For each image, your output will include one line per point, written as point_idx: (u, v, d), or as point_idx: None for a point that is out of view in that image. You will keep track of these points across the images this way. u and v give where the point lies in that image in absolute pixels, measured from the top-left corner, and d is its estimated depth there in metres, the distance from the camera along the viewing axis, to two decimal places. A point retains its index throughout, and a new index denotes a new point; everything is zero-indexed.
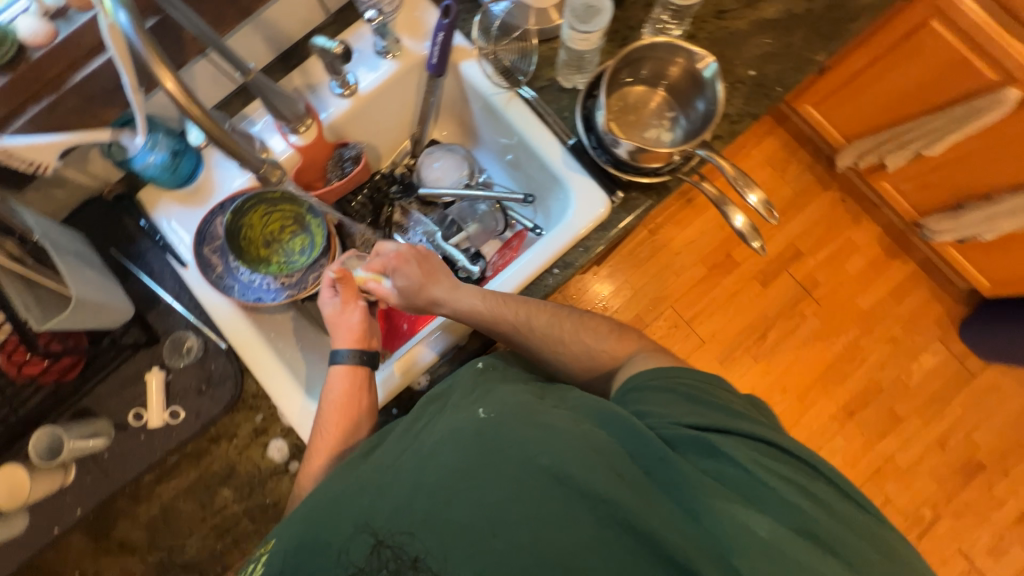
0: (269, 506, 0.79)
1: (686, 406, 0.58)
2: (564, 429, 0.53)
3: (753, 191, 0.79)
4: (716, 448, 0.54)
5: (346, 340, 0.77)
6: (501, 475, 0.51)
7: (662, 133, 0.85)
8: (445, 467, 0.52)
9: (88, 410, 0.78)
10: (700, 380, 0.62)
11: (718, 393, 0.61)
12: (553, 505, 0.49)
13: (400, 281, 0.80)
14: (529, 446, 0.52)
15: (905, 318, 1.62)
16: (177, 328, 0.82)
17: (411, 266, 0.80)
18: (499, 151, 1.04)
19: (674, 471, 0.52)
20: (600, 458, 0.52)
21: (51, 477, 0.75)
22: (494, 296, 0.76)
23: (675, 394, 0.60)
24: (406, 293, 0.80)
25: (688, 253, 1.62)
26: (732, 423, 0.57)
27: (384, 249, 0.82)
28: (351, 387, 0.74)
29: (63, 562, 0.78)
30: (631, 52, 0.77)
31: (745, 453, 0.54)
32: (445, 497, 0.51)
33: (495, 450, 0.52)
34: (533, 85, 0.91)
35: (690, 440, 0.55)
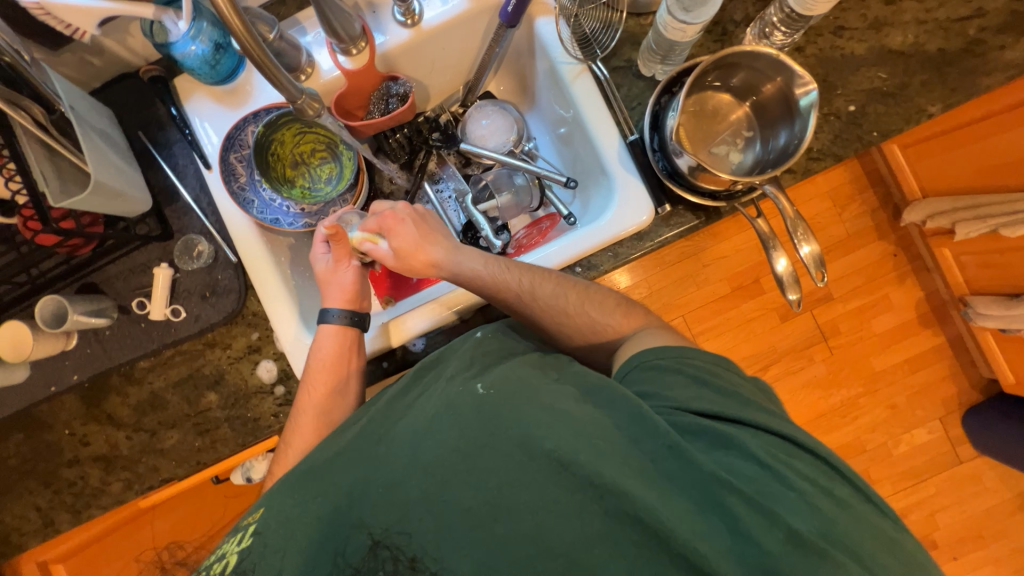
0: (250, 420, 0.83)
1: (698, 389, 0.56)
2: (570, 412, 0.52)
3: (808, 243, 0.72)
4: (732, 439, 0.51)
5: (337, 300, 0.78)
6: (503, 454, 0.50)
7: (732, 152, 0.77)
8: (442, 449, 0.51)
9: (98, 286, 0.81)
10: (705, 359, 0.60)
11: (727, 373, 0.59)
12: (555, 492, 0.48)
13: (397, 238, 0.78)
14: (532, 427, 0.50)
15: (914, 390, 1.57)
16: (193, 229, 0.82)
17: (407, 224, 0.78)
18: (554, 122, 0.97)
19: (689, 462, 0.49)
20: (606, 445, 0.50)
21: (54, 341, 0.78)
22: (495, 262, 0.74)
23: (680, 374, 0.58)
24: (403, 253, 0.77)
25: (715, 270, 1.56)
26: (746, 410, 0.55)
27: (382, 207, 0.81)
28: (343, 348, 0.75)
29: (54, 418, 0.84)
30: (727, 55, 0.68)
31: (760, 442, 0.52)
32: (440, 478, 0.50)
33: (493, 427, 0.51)
34: (607, 62, 0.83)
35: (701, 429, 0.52)
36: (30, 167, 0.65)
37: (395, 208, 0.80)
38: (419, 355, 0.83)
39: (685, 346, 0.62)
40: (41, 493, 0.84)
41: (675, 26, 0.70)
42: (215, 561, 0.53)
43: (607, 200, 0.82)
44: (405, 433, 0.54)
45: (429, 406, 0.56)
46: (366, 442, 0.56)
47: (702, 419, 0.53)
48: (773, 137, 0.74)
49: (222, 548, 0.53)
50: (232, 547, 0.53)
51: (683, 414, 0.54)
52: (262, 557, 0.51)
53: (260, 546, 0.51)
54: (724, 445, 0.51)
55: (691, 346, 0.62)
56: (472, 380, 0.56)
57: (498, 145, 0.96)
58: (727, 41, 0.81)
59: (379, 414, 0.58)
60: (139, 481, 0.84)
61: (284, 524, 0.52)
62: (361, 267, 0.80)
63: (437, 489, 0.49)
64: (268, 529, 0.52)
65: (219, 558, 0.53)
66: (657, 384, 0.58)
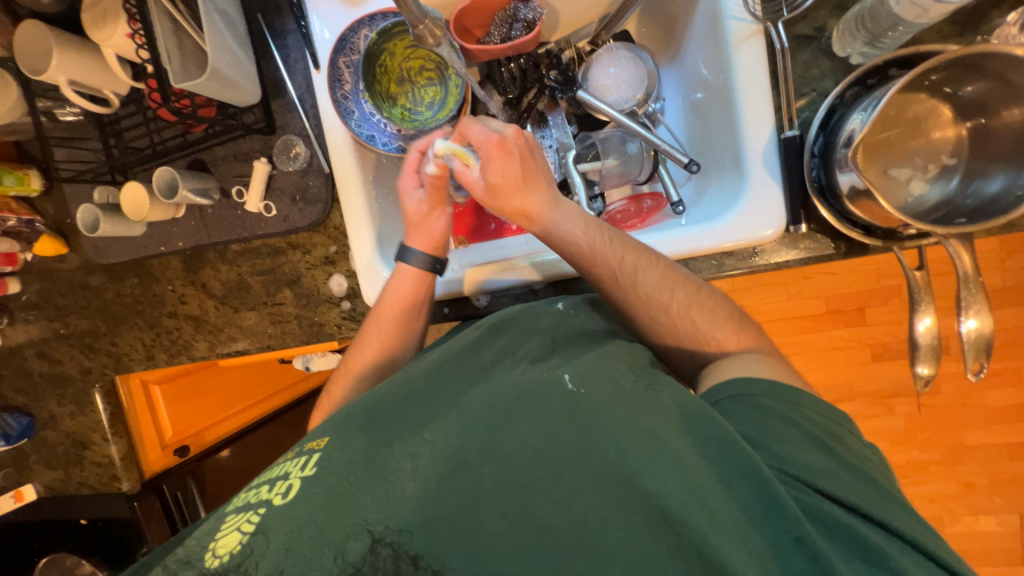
0: (318, 325, 0.88)
1: (818, 454, 0.49)
2: (676, 451, 0.46)
3: (976, 316, 0.58)
4: (862, 538, 0.44)
5: (421, 243, 0.77)
6: (602, 484, 0.45)
7: (915, 178, 0.62)
8: (523, 447, 0.47)
9: (206, 165, 0.85)
10: (825, 416, 0.53)
11: (845, 437, 0.52)
12: (655, 550, 0.42)
13: (490, 176, 0.68)
14: (636, 458, 0.45)
15: (1001, 478, 1.42)
16: (294, 128, 0.83)
17: (514, 158, 0.68)
18: (691, 85, 0.82)
19: (815, 559, 0.42)
20: (718, 507, 0.44)
21: (166, 208, 0.85)
22: (599, 231, 0.67)
23: (790, 423, 0.51)
24: (496, 192, 0.69)
25: (817, 285, 1.38)
26: (881, 503, 0.47)
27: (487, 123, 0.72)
28: (418, 291, 0.76)
29: (162, 273, 0.94)
30: (965, 54, 0.50)
31: (898, 550, 0.44)
32: (524, 480, 0.46)
33: (588, 440, 0.47)
34: (790, 27, 0.66)
35: (821, 511, 0.45)
36: (158, 42, 0.66)
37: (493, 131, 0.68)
38: (479, 311, 0.82)
39: (799, 387, 0.55)
40: (146, 332, 0.98)
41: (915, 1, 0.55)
42: (278, 480, 0.51)
43: (729, 201, 0.70)
44: (473, 399, 0.55)
45: (497, 384, 0.56)
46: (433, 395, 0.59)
47: (822, 500, 0.46)
48: (982, 176, 0.57)
49: (286, 467, 0.53)
50: (295, 471, 0.51)
51: (808, 490, 0.46)
52: (319, 494, 0.48)
53: (320, 479, 0.49)
54: (852, 544, 0.44)
55: (805, 392, 0.55)
56: (562, 374, 0.53)
57: (620, 98, 0.84)
58: (970, 27, 0.60)
59: (448, 370, 0.61)
60: (219, 345, 0.94)
61: (346, 464, 0.50)
62: (452, 215, 0.79)
63: (515, 493, 0.46)
64: (331, 463, 0.50)
65: (283, 480, 0.51)
66: (770, 434, 0.50)
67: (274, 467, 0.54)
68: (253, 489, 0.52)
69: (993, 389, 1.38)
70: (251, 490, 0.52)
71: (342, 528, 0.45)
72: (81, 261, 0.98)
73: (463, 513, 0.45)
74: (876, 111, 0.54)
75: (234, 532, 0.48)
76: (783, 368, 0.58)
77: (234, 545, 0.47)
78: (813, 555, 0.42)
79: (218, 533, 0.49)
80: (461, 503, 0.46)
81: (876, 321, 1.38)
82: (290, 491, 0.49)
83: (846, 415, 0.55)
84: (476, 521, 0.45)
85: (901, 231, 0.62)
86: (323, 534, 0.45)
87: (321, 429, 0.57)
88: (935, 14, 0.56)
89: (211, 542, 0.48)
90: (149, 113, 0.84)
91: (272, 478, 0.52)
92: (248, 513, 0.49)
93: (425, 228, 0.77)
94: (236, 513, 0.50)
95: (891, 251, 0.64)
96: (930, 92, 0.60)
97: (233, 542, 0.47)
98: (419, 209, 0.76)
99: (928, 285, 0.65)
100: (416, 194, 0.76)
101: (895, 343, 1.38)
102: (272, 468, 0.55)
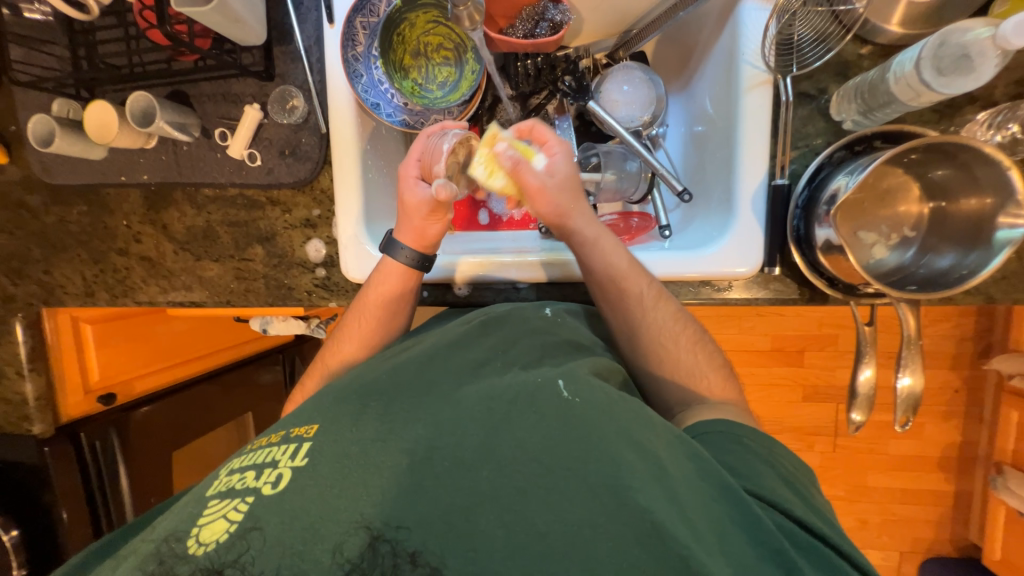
0: (285, 287, 0.84)
1: (788, 489, 0.51)
2: (666, 465, 0.46)
3: (910, 374, 0.65)
4: (829, 558, 0.45)
5: (410, 239, 0.72)
6: (593, 493, 0.43)
7: (878, 244, 0.68)
8: (521, 451, 0.45)
9: (188, 99, 0.80)
10: (791, 462, 0.56)
11: (807, 485, 0.55)
12: (638, 556, 0.40)
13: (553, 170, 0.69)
14: (627, 470, 0.44)
15: (891, 519, 1.58)
16: (295, 80, 0.79)
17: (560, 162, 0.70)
18: (695, 117, 0.86)
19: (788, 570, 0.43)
20: (701, 521, 0.43)
21: (135, 136, 0.78)
22: (631, 257, 0.71)
23: (764, 462, 0.53)
24: (549, 194, 0.68)
25: (768, 324, 1.48)
26: (843, 537, 0.49)
27: (545, 139, 0.70)
28: (404, 286, 0.74)
29: (116, 204, 0.87)
30: (943, 140, 0.56)
31: (856, 574, 0.45)
32: (520, 486, 0.43)
33: (583, 452, 0.45)
34: (797, 83, 0.70)
35: (795, 532, 0.46)
36: None
37: (553, 143, 0.70)
38: (457, 300, 0.82)
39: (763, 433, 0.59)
40: (88, 266, 0.90)
41: (910, 84, 0.60)
42: (266, 467, 0.48)
43: (714, 233, 0.74)
44: (467, 398, 0.52)
45: (491, 383, 0.54)
46: (409, 384, 0.57)
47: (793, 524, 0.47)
48: (934, 252, 0.64)
49: (274, 454, 0.49)
50: (285, 460, 0.48)
51: (779, 514, 0.48)
52: (310, 485, 0.45)
53: (313, 469, 0.46)
54: (823, 564, 0.45)
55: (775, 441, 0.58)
56: (555, 381, 0.53)
57: (628, 116, 0.85)
58: (947, 116, 0.67)
59: (437, 363, 0.60)
60: (172, 292, 0.88)
61: (338, 454, 0.47)
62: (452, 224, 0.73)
63: (513, 497, 0.43)
64: (322, 454, 0.47)
65: (271, 468, 0.48)
66: (744, 465, 0.53)
67: (258, 452, 0.51)
68: (238, 474, 0.49)
69: (899, 440, 1.53)
70: (235, 475, 0.49)
71: (340, 522, 0.42)
72: (22, 176, 0.88)
73: (462, 513, 0.42)
74: (860, 176, 0.59)
75: (221, 519, 0.44)
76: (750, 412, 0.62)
77: (221, 533, 0.43)
78: (788, 567, 0.43)
79: (203, 516, 0.45)
80: (459, 501, 0.43)
81: (812, 364, 1.49)
82: (281, 480, 0.46)
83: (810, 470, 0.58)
84: (472, 521, 0.42)
85: (860, 288, 0.67)
86: (315, 524, 0.42)
87: (308, 415, 0.54)
88: (925, 99, 0.61)
89: (194, 527, 0.44)
90: (131, 30, 0.77)
91: (259, 464, 0.49)
92: (235, 500, 0.45)
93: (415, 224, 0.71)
94: (219, 498, 0.46)
95: (848, 305, 0.70)
96: (906, 168, 0.66)
97: (219, 531, 0.43)
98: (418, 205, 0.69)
99: (874, 341, 0.71)
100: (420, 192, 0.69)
101: (825, 387, 1.50)
102: (256, 452, 0.51)
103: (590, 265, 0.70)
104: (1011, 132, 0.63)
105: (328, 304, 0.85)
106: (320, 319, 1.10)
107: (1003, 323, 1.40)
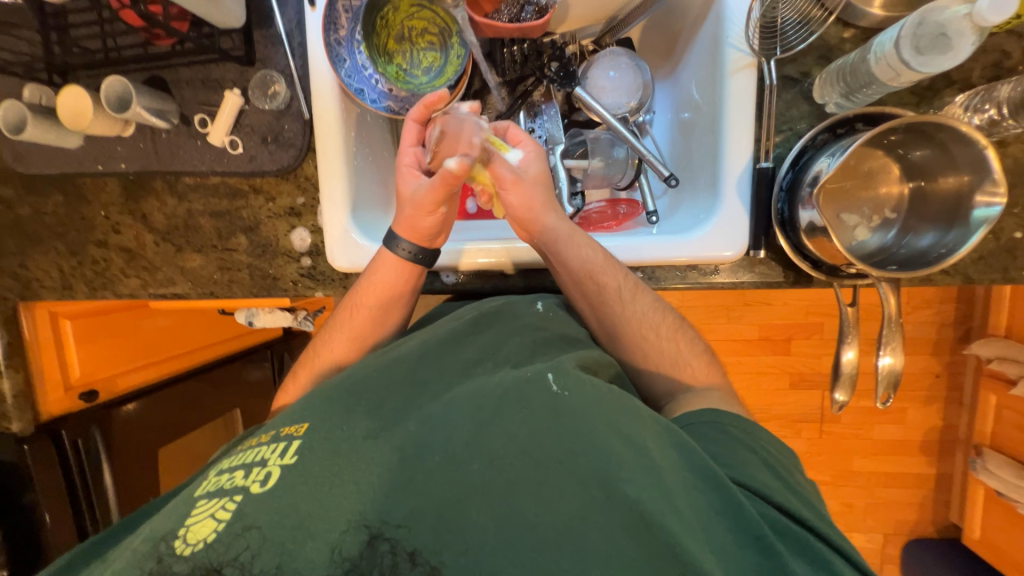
0: (270, 277, 0.83)
1: (770, 475, 0.52)
2: (652, 454, 0.46)
3: (891, 354, 0.66)
4: (816, 551, 0.45)
5: (404, 231, 0.71)
6: (584, 485, 0.42)
7: (860, 226, 0.69)
8: (512, 447, 0.44)
9: (166, 84, 0.78)
10: (782, 450, 0.57)
11: (797, 474, 0.56)
12: (630, 548, 0.40)
13: (530, 172, 0.70)
14: (617, 466, 0.43)
15: (875, 502, 1.62)
16: (276, 64, 0.77)
17: (535, 160, 0.71)
18: (681, 104, 0.86)
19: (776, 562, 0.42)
20: (690, 514, 0.43)
21: (112, 123, 0.76)
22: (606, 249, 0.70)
23: (755, 453, 0.54)
24: (528, 190, 0.68)
25: (755, 314, 1.50)
26: (831, 526, 0.49)
27: (521, 140, 0.72)
28: (397, 280, 0.72)
29: (94, 194, 0.84)
30: (921, 120, 0.57)
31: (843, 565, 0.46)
32: (512, 479, 0.42)
33: (574, 446, 0.44)
34: (781, 66, 0.70)
35: (783, 525, 0.47)
36: None
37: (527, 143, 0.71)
38: (445, 288, 0.83)
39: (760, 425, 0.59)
40: (65, 258, 0.87)
41: (890, 64, 0.60)
42: (255, 466, 0.47)
43: (700, 217, 0.74)
44: (458, 393, 0.51)
45: (483, 379, 0.53)
46: (397, 373, 0.56)
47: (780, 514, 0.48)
48: (914, 232, 0.65)
49: (262, 454, 0.48)
50: (274, 458, 0.46)
51: (767, 505, 0.48)
52: (300, 482, 0.43)
53: (302, 468, 0.45)
54: (809, 556, 0.45)
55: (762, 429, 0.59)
56: (545, 373, 0.51)
57: (614, 103, 0.85)
58: (926, 99, 0.68)
59: (426, 356, 0.59)
60: (153, 286, 0.86)
61: (329, 452, 0.46)
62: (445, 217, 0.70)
63: (503, 490, 0.42)
64: (313, 451, 0.46)
65: (260, 467, 0.46)
66: (734, 456, 0.53)
67: (248, 452, 0.50)
68: (228, 474, 0.47)
69: (882, 425, 1.57)
70: (223, 475, 0.48)
71: (330, 519, 0.41)
72: None
73: (454, 507, 0.42)
74: (841, 157, 0.60)
75: (209, 518, 0.43)
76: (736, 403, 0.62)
77: (208, 533, 0.42)
78: (772, 556, 0.43)
79: (190, 517, 0.44)
80: (450, 497, 0.42)
81: (798, 352, 1.52)
82: (269, 479, 0.44)
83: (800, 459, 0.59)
84: (462, 515, 0.41)
85: (843, 270, 0.68)
86: (305, 522, 0.41)
87: (298, 413, 0.52)
88: (905, 79, 0.62)
89: (182, 527, 0.43)
90: (105, 13, 0.75)
91: (248, 464, 0.48)
92: (223, 500, 0.44)
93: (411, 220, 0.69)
94: (208, 498, 0.45)
95: (831, 287, 0.71)
96: (885, 150, 0.67)
97: (207, 530, 0.42)
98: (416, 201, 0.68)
99: (856, 322, 0.72)
100: (418, 189, 0.69)
101: (812, 374, 1.53)
102: (245, 452, 0.50)
103: (566, 264, 0.69)
104: (988, 115, 0.64)
105: (314, 294, 0.84)
106: (307, 311, 1.10)
107: (982, 308, 1.44)
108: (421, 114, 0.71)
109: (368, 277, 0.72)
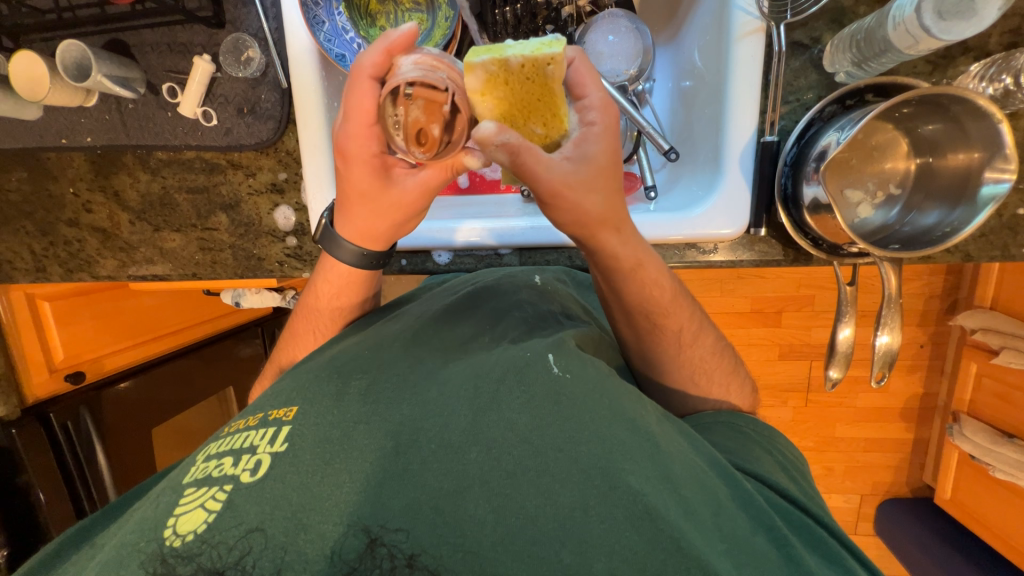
0: (255, 259, 0.80)
1: (769, 466, 0.54)
2: (657, 441, 0.46)
3: (889, 333, 0.66)
4: (815, 535, 0.48)
5: (356, 233, 0.58)
6: (586, 476, 0.41)
7: (864, 203, 0.67)
8: (511, 433, 0.44)
9: (129, 49, 0.72)
10: (776, 440, 0.60)
11: (791, 459, 0.59)
12: (635, 541, 0.39)
13: (587, 160, 0.46)
14: (621, 456, 0.43)
15: (854, 466, 1.69)
16: (248, 27, 0.71)
17: (596, 139, 0.47)
18: (682, 72, 0.81)
19: (779, 545, 0.45)
20: (697, 503, 0.43)
21: (72, 94, 0.70)
22: (674, 285, 0.60)
23: (753, 443, 0.58)
24: (585, 194, 0.46)
25: (749, 286, 1.50)
26: (827, 513, 0.52)
27: (586, 91, 0.48)
28: (357, 281, 0.65)
29: (61, 170, 0.79)
30: (937, 91, 0.55)
31: (840, 547, 0.48)
32: (510, 468, 0.42)
33: (575, 432, 0.44)
34: (790, 32, 0.67)
35: (787, 511, 0.49)
36: None
37: (595, 97, 0.48)
38: (438, 268, 0.82)
39: (748, 417, 0.62)
40: (36, 239, 0.83)
41: (909, 29, 0.58)
42: (245, 453, 0.45)
43: (700, 194, 0.71)
44: (452, 379, 0.50)
45: (481, 358, 0.53)
46: (386, 360, 0.54)
47: (780, 499, 0.51)
48: (919, 210, 0.64)
49: (251, 440, 0.47)
50: (263, 446, 0.45)
51: (767, 491, 0.51)
52: (291, 472, 0.42)
53: (292, 456, 0.44)
54: (810, 540, 0.47)
55: (744, 416, 0.62)
56: (546, 354, 0.51)
57: (612, 70, 0.80)
58: (939, 69, 0.65)
59: (421, 340, 0.58)
60: (132, 266, 0.83)
61: (319, 438, 0.45)
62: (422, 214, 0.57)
63: (502, 480, 0.41)
64: (304, 439, 0.45)
65: (249, 454, 0.45)
66: (735, 448, 0.56)
67: (236, 437, 0.48)
68: (215, 461, 0.46)
69: (866, 394, 1.61)
70: (211, 461, 0.46)
71: (326, 512, 0.40)
72: None
73: (450, 498, 0.40)
74: (852, 131, 0.58)
75: (199, 508, 0.42)
76: (721, 390, 0.65)
77: (200, 523, 0.41)
78: (779, 542, 0.45)
79: (179, 506, 0.42)
80: (446, 485, 0.41)
81: (788, 324, 1.53)
82: (260, 468, 0.43)
83: (789, 443, 0.62)
84: (460, 506, 0.40)
85: (844, 249, 0.67)
86: (298, 514, 0.40)
87: (285, 396, 0.51)
88: (923, 48, 0.59)
89: (170, 517, 0.42)
90: None
91: (237, 450, 0.46)
92: (212, 489, 0.43)
93: (387, 217, 0.56)
94: (196, 486, 0.44)
95: (831, 265, 0.70)
96: (896, 124, 0.65)
97: (197, 521, 0.41)
98: (398, 198, 0.53)
99: (854, 300, 0.72)
100: (406, 180, 0.52)
101: (802, 345, 1.55)
102: (233, 437, 0.48)
103: (623, 297, 0.59)
104: (1004, 84, 0.62)
105: (302, 275, 0.81)
106: (296, 290, 1.08)
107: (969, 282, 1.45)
108: (379, 67, 0.46)
109: (322, 278, 0.65)
